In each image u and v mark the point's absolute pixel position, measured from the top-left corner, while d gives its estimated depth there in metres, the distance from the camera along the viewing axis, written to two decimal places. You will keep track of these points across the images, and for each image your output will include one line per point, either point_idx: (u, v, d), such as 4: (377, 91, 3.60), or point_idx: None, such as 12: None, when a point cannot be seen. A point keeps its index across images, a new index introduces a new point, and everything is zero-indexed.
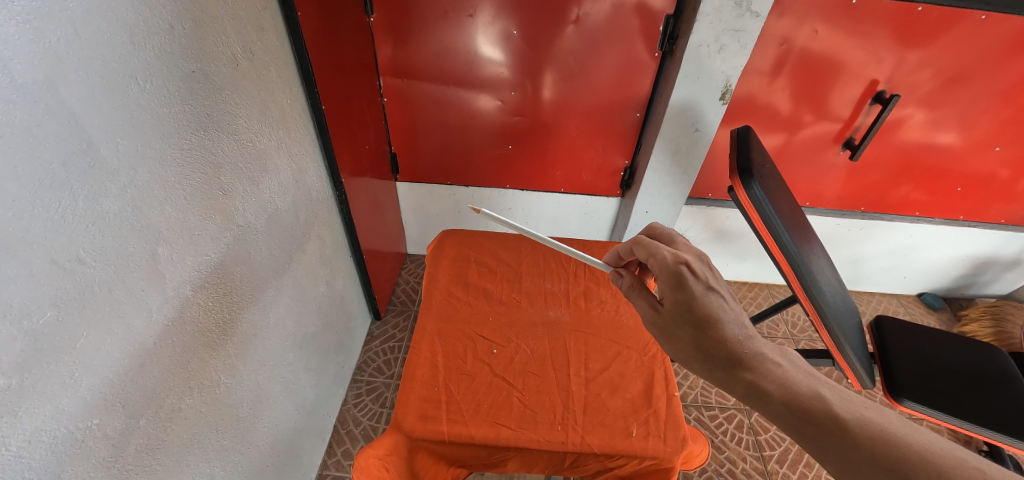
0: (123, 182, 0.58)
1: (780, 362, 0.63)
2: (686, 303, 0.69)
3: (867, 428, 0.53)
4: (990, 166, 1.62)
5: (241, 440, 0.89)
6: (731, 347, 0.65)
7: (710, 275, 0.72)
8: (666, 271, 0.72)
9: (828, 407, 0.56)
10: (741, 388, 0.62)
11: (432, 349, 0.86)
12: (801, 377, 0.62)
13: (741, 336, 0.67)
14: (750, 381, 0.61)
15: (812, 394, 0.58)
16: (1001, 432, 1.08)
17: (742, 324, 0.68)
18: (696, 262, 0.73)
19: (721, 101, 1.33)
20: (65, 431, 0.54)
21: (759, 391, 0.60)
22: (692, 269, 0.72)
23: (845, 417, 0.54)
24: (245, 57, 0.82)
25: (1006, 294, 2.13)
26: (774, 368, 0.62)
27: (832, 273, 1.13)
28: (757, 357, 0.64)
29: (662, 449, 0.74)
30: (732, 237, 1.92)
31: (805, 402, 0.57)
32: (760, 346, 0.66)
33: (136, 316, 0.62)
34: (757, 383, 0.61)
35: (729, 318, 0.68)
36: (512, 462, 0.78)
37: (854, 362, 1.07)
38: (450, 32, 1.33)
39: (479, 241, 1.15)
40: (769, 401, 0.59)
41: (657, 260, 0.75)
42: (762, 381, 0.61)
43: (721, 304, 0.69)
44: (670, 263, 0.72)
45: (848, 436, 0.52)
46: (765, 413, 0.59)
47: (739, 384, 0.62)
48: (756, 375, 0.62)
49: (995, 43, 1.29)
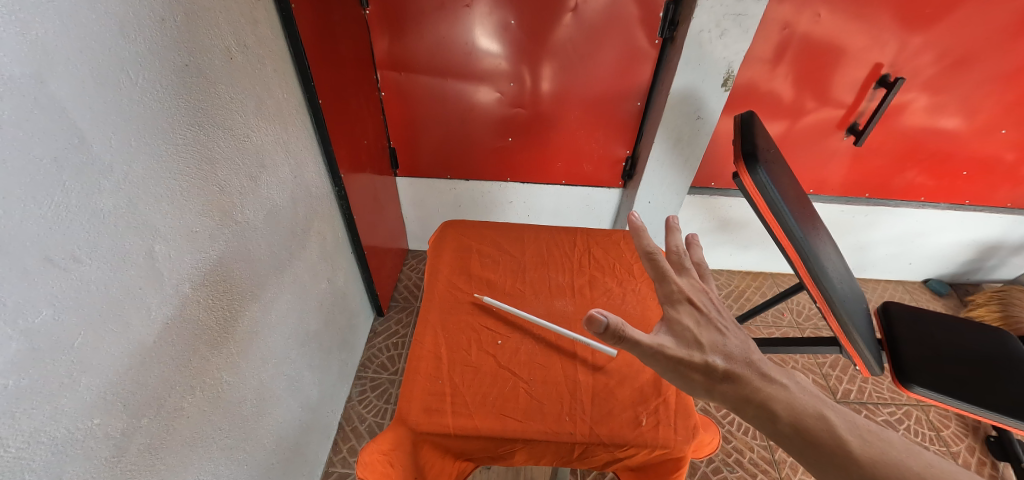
0: (117, 178, 0.57)
1: (788, 381, 0.60)
2: (689, 330, 0.67)
3: (869, 452, 0.51)
4: (996, 149, 1.60)
5: (244, 439, 0.88)
6: (734, 367, 0.62)
7: (711, 308, 0.71)
8: (670, 302, 0.71)
9: (834, 430, 0.54)
10: (746, 407, 0.59)
11: (435, 342, 0.85)
12: (808, 398, 0.59)
13: (746, 358, 0.64)
14: (757, 400, 0.58)
15: (818, 416, 0.56)
16: (1010, 416, 1.07)
17: (746, 347, 0.66)
18: (700, 296, 0.72)
19: (724, 87, 1.31)
20: (65, 432, 0.53)
21: (763, 410, 0.57)
22: (695, 304, 0.71)
23: (849, 440, 0.53)
24: (240, 50, 0.81)
25: (1013, 278, 2.11)
26: (780, 388, 0.59)
27: (839, 259, 1.11)
28: (761, 377, 0.61)
29: (673, 438, 0.73)
30: (736, 226, 1.91)
31: (810, 424, 0.55)
32: (764, 366, 0.63)
33: (135, 315, 0.61)
34: (764, 402, 0.58)
35: (732, 345, 0.66)
36: (519, 455, 0.77)
37: (864, 349, 1.05)
38: (447, 23, 1.31)
39: (481, 232, 1.13)
40: (776, 422, 0.56)
41: (664, 289, 0.73)
42: (769, 400, 0.58)
43: (722, 333, 0.67)
44: (675, 297, 0.71)
45: (850, 458, 0.51)
46: (769, 433, 0.57)
47: (745, 403, 0.59)
48: (763, 394, 0.59)
49: (1000, 24, 1.27)
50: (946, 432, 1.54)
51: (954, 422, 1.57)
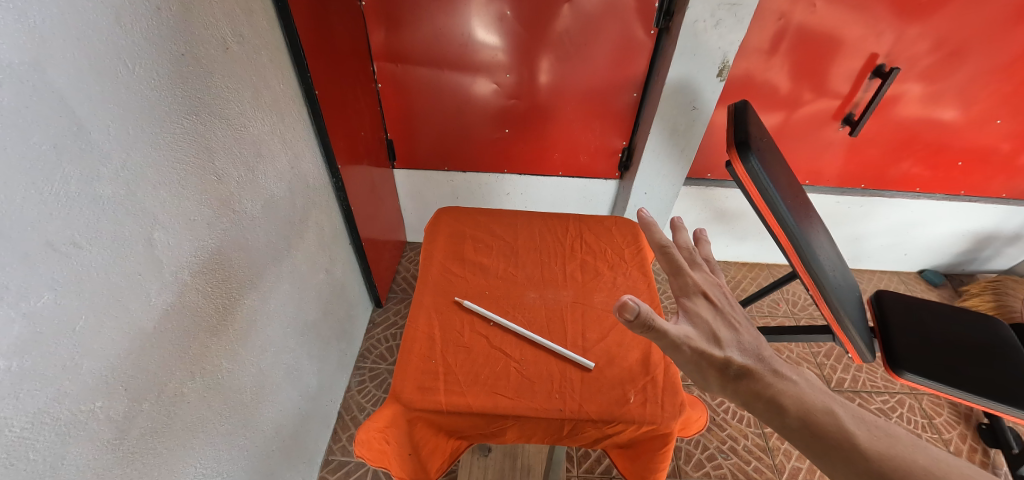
0: (116, 165, 0.58)
1: (796, 378, 0.59)
2: (705, 323, 0.66)
3: (876, 445, 0.49)
4: (991, 139, 1.60)
5: (245, 424, 0.90)
6: (745, 361, 0.61)
7: (725, 304, 0.70)
8: (686, 295, 0.70)
9: (843, 424, 0.52)
10: (755, 401, 0.57)
11: (429, 324, 0.86)
12: (817, 393, 0.57)
13: (756, 354, 0.63)
14: (766, 395, 0.57)
15: (827, 410, 0.54)
16: (1001, 402, 1.09)
17: (757, 344, 0.65)
18: (714, 291, 0.71)
19: (720, 77, 1.31)
20: (69, 413, 0.54)
21: (771, 404, 0.56)
22: (709, 299, 0.70)
23: (856, 434, 0.51)
24: (236, 40, 0.81)
25: (1007, 269, 2.12)
26: (789, 383, 0.58)
27: (831, 247, 1.12)
28: (772, 373, 0.60)
29: (661, 415, 0.74)
30: (732, 217, 1.91)
31: (819, 417, 0.53)
32: (776, 363, 0.61)
33: (135, 300, 0.62)
34: (772, 397, 0.56)
35: (744, 341, 0.65)
36: (511, 432, 0.79)
37: (855, 335, 1.06)
38: (443, 14, 1.31)
39: (474, 218, 1.13)
40: (784, 416, 0.55)
41: (679, 282, 0.72)
42: (777, 395, 0.56)
43: (735, 330, 0.66)
44: (690, 290, 0.70)
45: (857, 451, 0.49)
46: (778, 429, 0.55)
47: (755, 399, 0.57)
48: (772, 389, 0.57)
49: (995, 14, 1.27)
50: (939, 419, 1.56)
51: (947, 410, 1.59)
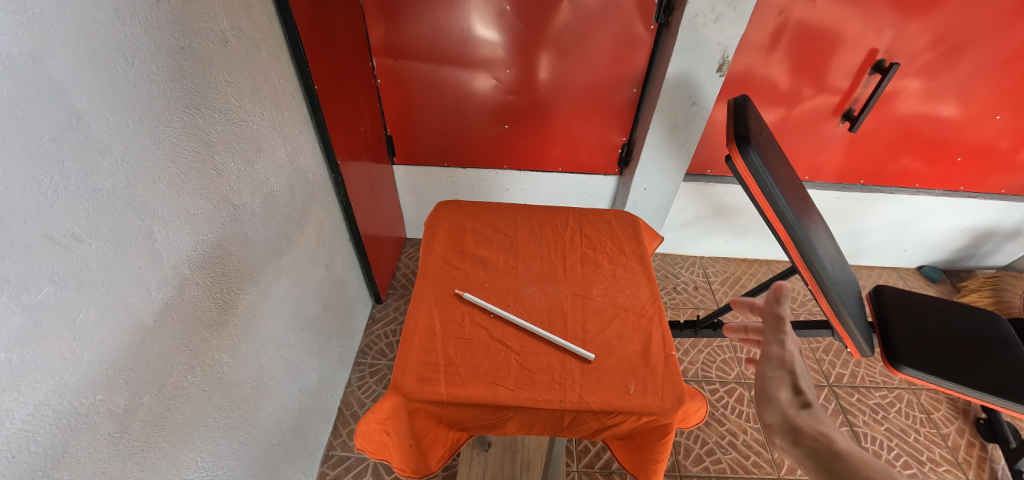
0: (115, 159, 0.58)
1: None
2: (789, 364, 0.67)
3: None
4: (991, 135, 1.60)
5: (245, 419, 0.90)
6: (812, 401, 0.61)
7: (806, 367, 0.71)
8: None
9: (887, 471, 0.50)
10: (806, 427, 0.57)
11: (429, 316, 0.86)
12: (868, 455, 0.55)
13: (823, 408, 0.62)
14: (819, 428, 0.56)
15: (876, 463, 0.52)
16: (1000, 396, 1.09)
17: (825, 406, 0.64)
18: None
19: (720, 72, 1.31)
20: (70, 406, 0.54)
21: (820, 436, 0.55)
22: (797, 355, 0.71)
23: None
24: (235, 34, 0.81)
25: (1005, 265, 2.13)
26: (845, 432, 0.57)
27: (831, 241, 1.12)
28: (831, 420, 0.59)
29: (661, 406, 0.75)
30: (731, 213, 1.91)
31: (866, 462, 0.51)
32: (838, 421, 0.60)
33: (135, 294, 0.62)
34: (824, 432, 0.56)
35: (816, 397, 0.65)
36: (511, 423, 0.79)
37: (854, 329, 1.07)
38: (442, 9, 1.31)
39: (474, 212, 1.13)
40: (829, 448, 0.54)
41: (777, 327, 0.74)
42: (830, 433, 0.56)
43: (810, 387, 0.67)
44: None
45: None
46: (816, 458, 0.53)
47: (808, 426, 0.57)
48: (827, 425, 0.57)
49: (995, 9, 1.27)
50: (937, 414, 1.57)
51: (945, 405, 1.60)
